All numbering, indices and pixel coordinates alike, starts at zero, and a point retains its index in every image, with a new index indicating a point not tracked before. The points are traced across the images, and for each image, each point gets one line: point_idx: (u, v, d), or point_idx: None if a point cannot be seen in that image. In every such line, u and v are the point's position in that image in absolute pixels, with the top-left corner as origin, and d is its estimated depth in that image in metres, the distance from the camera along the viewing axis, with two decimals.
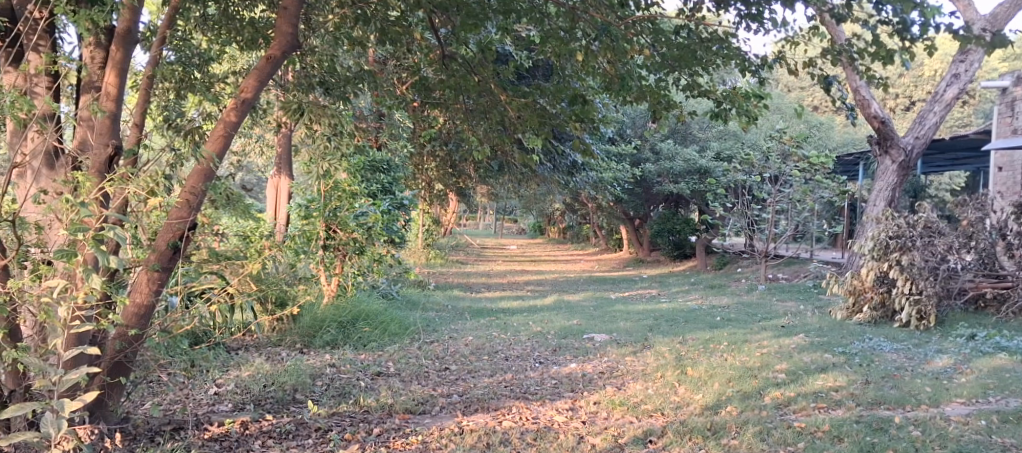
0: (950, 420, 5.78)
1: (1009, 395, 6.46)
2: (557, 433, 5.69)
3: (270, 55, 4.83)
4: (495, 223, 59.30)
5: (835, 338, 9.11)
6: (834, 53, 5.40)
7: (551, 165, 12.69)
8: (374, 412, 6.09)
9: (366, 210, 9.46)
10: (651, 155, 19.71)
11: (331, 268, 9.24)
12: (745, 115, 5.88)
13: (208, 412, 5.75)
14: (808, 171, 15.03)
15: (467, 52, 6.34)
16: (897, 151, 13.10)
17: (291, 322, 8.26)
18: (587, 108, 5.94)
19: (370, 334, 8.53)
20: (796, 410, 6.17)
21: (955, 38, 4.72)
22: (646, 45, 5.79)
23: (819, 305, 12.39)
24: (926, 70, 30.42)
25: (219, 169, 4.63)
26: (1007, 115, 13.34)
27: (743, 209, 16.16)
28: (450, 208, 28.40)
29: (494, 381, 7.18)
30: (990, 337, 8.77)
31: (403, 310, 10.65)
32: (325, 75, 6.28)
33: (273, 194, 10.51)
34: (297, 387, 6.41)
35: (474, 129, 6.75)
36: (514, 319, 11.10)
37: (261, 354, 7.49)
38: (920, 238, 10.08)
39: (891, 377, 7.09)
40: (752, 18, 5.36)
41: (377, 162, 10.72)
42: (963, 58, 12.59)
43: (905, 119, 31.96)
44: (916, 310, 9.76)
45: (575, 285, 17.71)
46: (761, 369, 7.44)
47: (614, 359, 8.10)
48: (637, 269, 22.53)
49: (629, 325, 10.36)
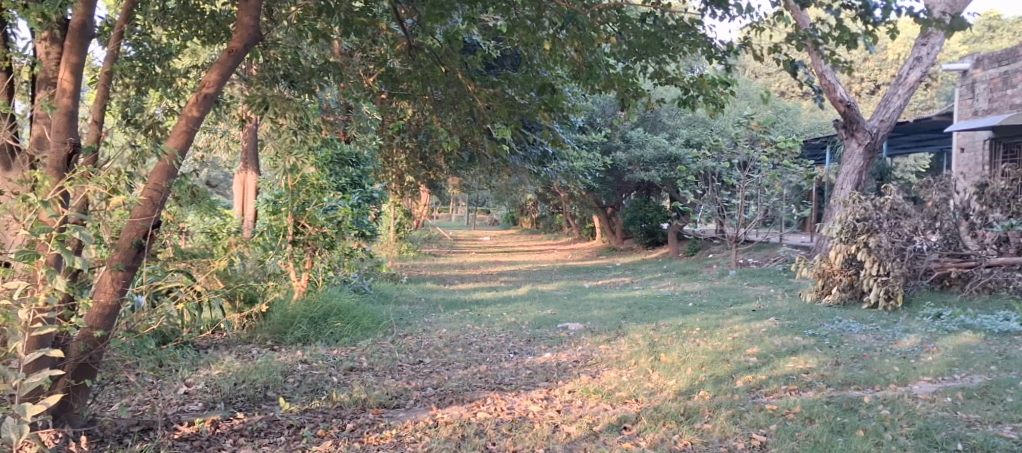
0: (917, 398, 5.87)
1: (974, 371, 6.60)
2: (532, 423, 5.70)
3: (232, 49, 4.80)
4: (469, 215, 59.27)
5: (804, 320, 9.21)
6: (798, 39, 5.51)
7: (523, 155, 12.66)
8: (347, 407, 6.06)
9: (335, 204, 9.33)
10: (622, 143, 19.74)
11: (301, 264, 9.10)
12: (712, 102, 5.97)
13: (178, 412, 5.68)
14: (776, 156, 15.21)
15: (434, 42, 6.31)
16: (863, 134, 13.24)
17: (261, 319, 8.16)
18: (556, 97, 5.95)
19: (342, 329, 8.44)
20: (768, 392, 6.24)
21: (916, 21, 4.82)
22: (613, 34, 5.82)
23: (789, 289, 12.53)
24: (891, 54, 30.83)
25: (182, 165, 4.57)
26: (968, 97, 13.32)
27: (713, 195, 16.30)
28: (422, 201, 28.29)
29: (469, 373, 7.16)
30: (955, 315, 8.93)
31: (375, 304, 10.56)
32: (289, 68, 6.24)
33: (240, 190, 10.40)
34: (269, 384, 6.37)
35: (443, 121, 6.71)
36: (488, 310, 11.06)
37: (231, 352, 7.40)
38: (887, 220, 10.25)
39: (860, 357, 7.19)
40: (717, 3, 5.50)
41: (345, 156, 10.45)
42: (924, 42, 12.65)
43: (870, 102, 32.46)
44: (884, 290, 9.90)
45: (548, 274, 17.70)
46: (732, 353, 7.50)
47: (589, 348, 8.11)
48: (610, 258, 22.68)
49: (603, 313, 10.41)
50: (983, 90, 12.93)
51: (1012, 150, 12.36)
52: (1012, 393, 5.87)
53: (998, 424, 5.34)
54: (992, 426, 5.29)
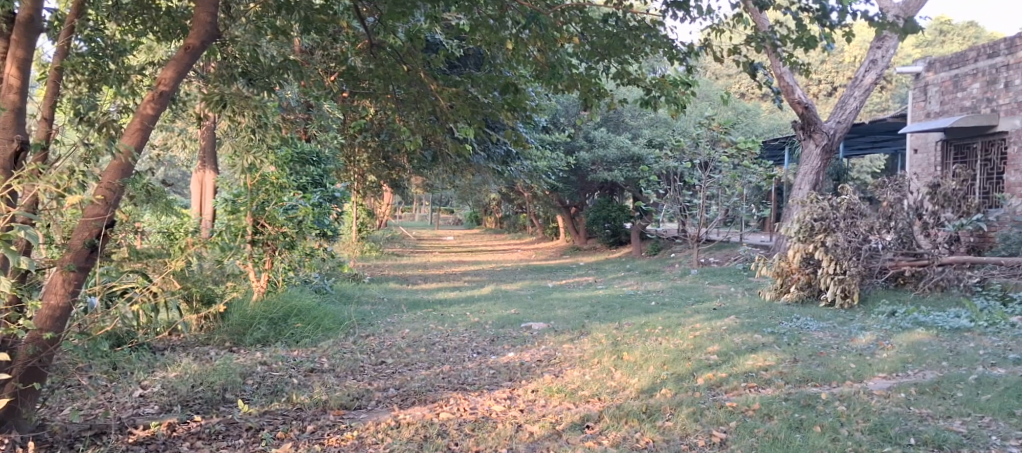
0: (872, 394, 5.98)
1: (926, 367, 6.74)
2: (495, 423, 5.69)
3: (188, 45, 4.74)
4: (432, 215, 59.10)
5: (764, 318, 9.34)
6: (758, 40, 5.55)
7: (486, 154, 12.38)
8: (308, 409, 5.99)
9: (296, 203, 9.22)
10: (585, 143, 19.82)
11: (260, 264, 8.99)
12: (673, 103, 6.01)
13: (132, 415, 5.58)
14: (736, 157, 15.40)
15: (395, 41, 6.27)
16: (820, 135, 13.44)
17: (219, 320, 8.04)
18: (519, 96, 5.92)
19: (303, 330, 8.35)
20: (728, 390, 6.31)
21: (871, 24, 5.00)
22: (575, 34, 5.88)
23: (749, 288, 12.68)
24: (847, 56, 31.42)
25: (138, 163, 4.50)
26: (921, 99, 13.58)
27: (675, 195, 16.45)
28: (385, 201, 28.12)
29: (432, 373, 7.13)
30: (909, 313, 9.13)
31: (336, 305, 10.45)
32: (248, 65, 6.19)
33: (198, 190, 10.25)
34: (227, 386, 6.28)
35: (405, 120, 6.66)
36: (451, 310, 11.02)
37: (188, 354, 7.27)
38: (842, 220, 10.45)
39: (817, 355, 7.30)
40: (678, 6, 5.69)
41: (305, 154, 10.15)
42: (879, 45, 12.91)
43: (828, 104, 33.03)
44: (841, 288, 10.07)
45: (512, 274, 17.72)
46: (693, 351, 7.58)
47: (552, 347, 8.12)
48: (573, 257, 22.78)
49: (566, 313, 10.44)
50: (935, 92, 13.20)
51: (963, 151, 12.66)
52: (962, 388, 6.02)
53: (949, 418, 5.46)
54: (943, 421, 5.41)
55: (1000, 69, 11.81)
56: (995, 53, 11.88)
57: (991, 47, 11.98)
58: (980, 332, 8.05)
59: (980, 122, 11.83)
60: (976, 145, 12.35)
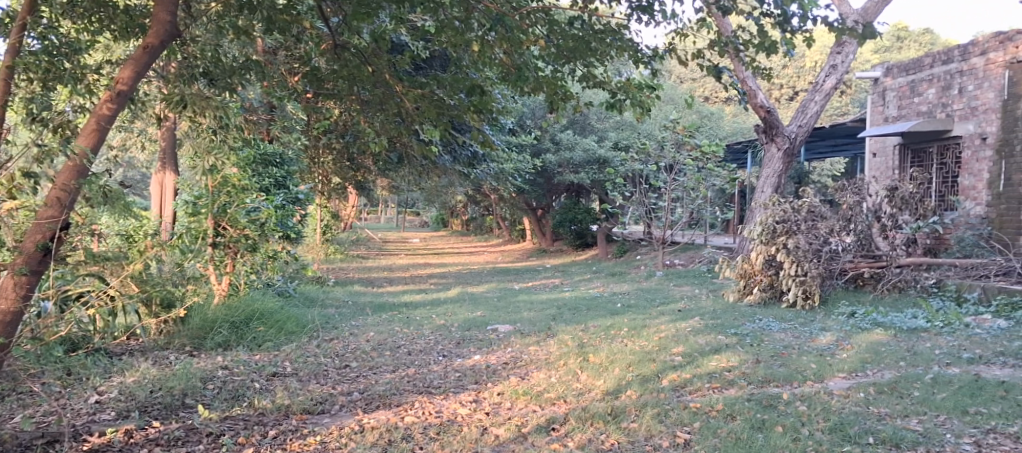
0: (832, 394, 6.07)
1: (885, 367, 6.86)
2: (460, 426, 5.68)
3: (147, 45, 4.69)
4: (399, 217, 58.83)
5: (727, 320, 9.44)
6: (721, 45, 5.64)
7: (452, 156, 12.40)
8: (270, 414, 5.92)
9: (259, 205, 9.10)
10: (551, 145, 19.86)
11: (222, 267, 8.85)
12: (639, 106, 6.07)
13: (88, 422, 5.46)
14: (701, 160, 15.54)
15: (360, 42, 6.23)
16: (782, 138, 13.63)
17: (179, 324, 7.89)
18: (484, 98, 5.92)
19: (265, 333, 8.24)
20: (692, 391, 6.36)
21: (831, 29, 5.08)
22: (541, 36, 5.89)
23: (713, 289, 12.83)
24: (808, 61, 31.91)
25: (96, 165, 4.41)
26: (879, 104, 13.84)
27: (641, 198, 16.57)
28: (350, 203, 27.92)
29: (396, 376, 7.09)
30: (868, 314, 9.30)
31: (300, 308, 10.34)
32: (209, 65, 6.05)
33: (158, 191, 10.09)
34: (187, 391, 6.18)
35: (370, 121, 6.63)
36: (417, 313, 10.98)
37: (147, 359, 7.14)
38: (804, 222, 10.62)
39: (779, 355, 7.40)
40: (643, 10, 5.74)
41: (268, 156, 10.06)
42: (839, 50, 13.16)
43: (789, 108, 33.50)
44: (802, 289, 10.21)
45: (478, 276, 17.69)
46: (658, 352, 7.63)
47: (518, 350, 8.12)
48: (540, 259, 22.83)
49: (533, 315, 10.45)
50: (893, 97, 13.47)
51: (919, 155, 12.93)
52: (918, 387, 6.13)
53: (906, 417, 5.56)
54: (901, 420, 5.51)
55: (954, 75, 12.08)
56: (950, 59, 12.16)
57: (946, 53, 12.25)
58: (936, 333, 8.22)
59: (935, 127, 12.14)
60: (932, 149, 12.62)
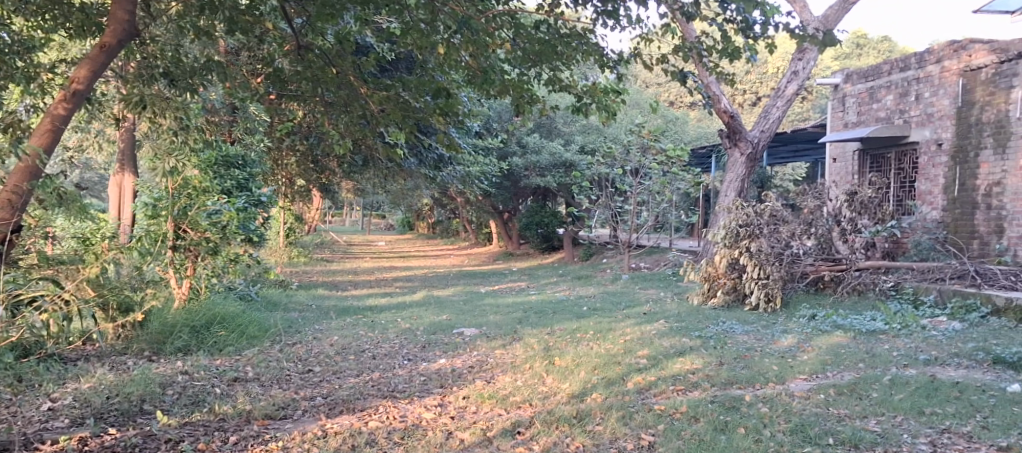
0: (793, 396, 6.14)
1: (845, 369, 6.96)
2: (425, 430, 5.64)
3: (105, 44, 4.70)
4: (364, 220, 58.48)
5: (692, 323, 9.52)
6: (685, 50, 5.68)
7: (418, 159, 12.34)
8: (231, 419, 5.83)
9: (220, 207, 8.80)
10: (518, 149, 19.87)
11: (182, 271, 8.68)
12: (605, 110, 6.11)
13: (39, 431, 5.33)
14: (666, 164, 15.66)
15: (325, 43, 6.18)
16: (745, 143, 13.78)
17: (138, 328, 7.74)
18: (451, 101, 5.89)
19: (226, 338, 8.11)
20: (657, 393, 6.39)
21: (793, 36, 5.16)
22: (507, 39, 5.85)
23: (677, 293, 12.92)
24: (770, 68, 32.37)
25: (49, 166, 4.43)
26: (839, 110, 14.06)
27: (606, 201, 16.65)
28: (314, 206, 27.67)
29: (361, 381, 7.02)
30: (828, 316, 9.44)
31: (262, 312, 10.20)
32: (170, 65, 5.91)
33: (116, 193, 9.91)
34: (145, 397, 6.07)
35: (335, 123, 6.55)
36: (381, 316, 10.90)
37: (103, 364, 7.00)
38: (766, 226, 10.75)
39: (742, 357, 7.47)
40: (608, 15, 5.78)
41: (230, 158, 9.92)
42: (800, 57, 13.35)
43: (752, 113, 33.94)
44: (764, 292, 10.33)
45: (444, 280, 17.63)
46: (623, 355, 7.66)
47: (483, 353, 8.10)
48: (507, 262, 22.83)
49: (499, 318, 10.43)
50: (853, 103, 13.70)
51: (878, 160, 13.15)
52: (877, 388, 6.23)
53: (865, 418, 5.65)
54: (859, 421, 5.60)
55: (911, 82, 12.32)
56: (907, 66, 12.41)
57: (903, 60, 12.50)
58: (894, 335, 8.36)
59: (893, 133, 12.35)
60: (890, 155, 12.83)
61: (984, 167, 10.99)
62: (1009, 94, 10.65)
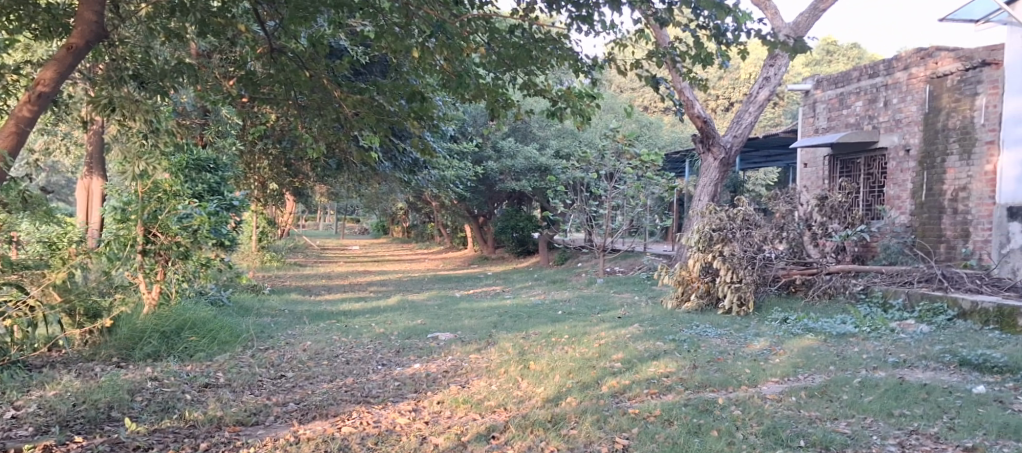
0: (765, 399, 6.19)
1: (815, 371, 7.04)
2: (399, 436, 5.61)
3: (71, 45, 4.68)
4: (339, 224, 58.15)
5: (665, 326, 9.56)
6: (659, 56, 5.72)
7: (392, 163, 12.29)
8: (201, 426, 5.76)
9: (191, 211, 8.65)
10: (493, 153, 19.87)
11: (151, 275, 8.58)
12: (579, 114, 6.14)
13: (3, 439, 5.23)
14: (640, 168, 15.75)
15: (298, 46, 6.15)
16: (718, 148, 13.89)
17: (106, 334, 7.64)
18: (425, 105, 5.87)
19: (197, 344, 8.00)
20: (631, 397, 6.41)
21: (764, 43, 5.21)
22: (482, 44, 5.87)
23: (652, 296, 12.97)
24: (742, 73, 32.70)
25: (13, 169, 4.45)
26: (810, 116, 14.23)
27: (581, 205, 16.70)
28: (287, 209, 27.46)
29: (334, 386, 6.97)
30: (800, 320, 9.54)
31: (234, 317, 10.10)
32: (139, 68, 5.90)
33: (83, 197, 9.79)
34: (113, 404, 5.97)
35: (308, 126, 6.50)
36: (355, 321, 10.82)
37: (70, 371, 6.88)
38: (739, 230, 10.84)
39: (715, 361, 7.52)
40: (583, 20, 5.80)
41: (201, 161, 9.81)
42: (772, 63, 13.49)
43: (725, 118, 34.23)
44: (737, 296, 10.42)
45: (419, 284, 17.57)
46: (598, 359, 7.68)
47: (458, 358, 8.08)
48: (482, 266, 22.81)
49: (473, 323, 10.41)
50: (823, 109, 13.87)
51: (848, 166, 13.31)
52: (847, 390, 6.30)
53: (835, 420, 5.71)
54: (830, 423, 5.66)
55: (879, 89, 12.50)
56: (875, 73, 12.59)
57: (872, 67, 12.67)
58: (864, 338, 8.47)
59: (862, 138, 12.52)
60: (860, 160, 13.01)
61: (950, 172, 11.16)
62: (974, 101, 10.83)
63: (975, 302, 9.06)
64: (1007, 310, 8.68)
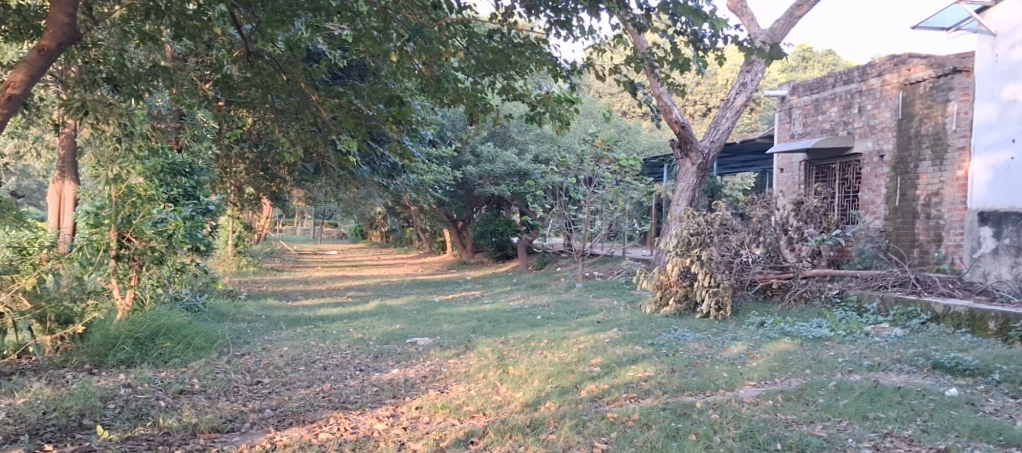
0: (743, 402, 6.22)
1: (792, 375, 7.09)
2: (377, 441, 5.58)
3: (43, 48, 4.64)
4: (317, 229, 57.83)
5: (644, 330, 9.59)
6: (637, 61, 5.74)
7: (371, 167, 12.23)
8: (176, 433, 5.69)
9: (166, 216, 8.66)
10: (472, 158, 19.86)
11: (126, 281, 8.41)
12: (558, 119, 6.15)
13: None
14: (619, 173, 15.80)
15: (275, 50, 6.11)
16: (696, 153, 13.96)
17: (78, 341, 7.54)
18: (404, 109, 5.85)
19: (172, 349, 7.91)
20: (610, 401, 6.42)
21: (741, 49, 5.26)
22: (460, 48, 5.85)
23: (631, 301, 13.01)
24: (719, 79, 32.94)
25: None
26: (786, 121, 14.36)
27: (560, 210, 16.72)
28: (264, 214, 27.26)
29: (311, 392, 6.91)
30: (776, 323, 9.60)
31: (210, 323, 9.99)
32: (113, 71, 5.79)
33: (56, 201, 9.66)
34: (85, 412, 5.89)
35: (286, 130, 6.45)
36: (333, 326, 10.75)
37: (41, 378, 6.78)
38: (716, 235, 10.91)
39: (693, 364, 7.56)
40: (561, 25, 5.82)
41: (177, 165, 9.72)
42: (749, 69, 13.60)
43: (702, 123, 34.45)
44: (714, 300, 10.48)
45: (398, 289, 17.50)
46: (577, 364, 7.68)
47: (437, 363, 8.05)
48: (461, 271, 22.77)
49: (452, 327, 10.38)
50: (799, 115, 14.00)
51: (824, 171, 13.43)
52: (823, 394, 6.35)
53: (811, 423, 5.75)
54: (806, 426, 5.70)
55: (854, 95, 12.64)
56: (850, 79, 12.74)
57: (846, 74, 12.82)
58: (839, 341, 8.54)
59: (837, 144, 12.65)
60: (835, 165, 13.14)
61: (923, 177, 11.30)
62: (946, 107, 10.98)
63: (948, 306, 9.17)
64: (978, 313, 8.79)
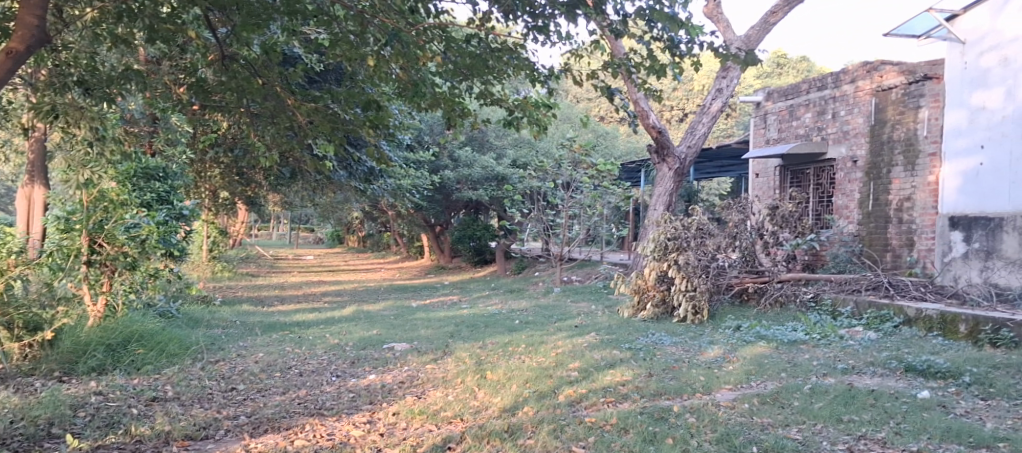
0: (719, 406, 6.25)
1: (767, 379, 7.13)
2: (353, 448, 5.54)
3: (11, 50, 4.56)
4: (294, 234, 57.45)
5: (622, 335, 9.61)
6: (614, 66, 5.76)
7: (348, 172, 12.16)
8: (148, 441, 5.61)
9: (139, 221, 8.52)
10: (450, 162, 19.82)
11: (98, 286, 8.31)
12: (535, 124, 6.16)
13: None
14: (596, 178, 15.84)
15: (250, 53, 6.06)
16: (672, 158, 14.05)
17: (47, 348, 7.42)
18: (381, 114, 5.82)
19: (145, 356, 7.82)
20: (588, 406, 6.42)
21: (717, 55, 5.30)
22: (438, 53, 5.82)
23: (608, 306, 13.03)
24: (696, 85, 33.15)
25: None
26: (761, 127, 14.48)
27: (538, 215, 16.73)
28: (240, 219, 27.04)
29: (286, 399, 6.85)
30: (752, 327, 9.66)
31: (184, 329, 9.87)
32: (85, 74, 5.71)
33: (25, 206, 9.49)
34: (54, 421, 5.80)
35: (261, 134, 6.40)
36: (309, 332, 10.67)
37: (9, 386, 6.66)
38: (694, 239, 10.97)
39: (670, 368, 7.58)
40: (539, 30, 5.83)
41: (151, 170, 9.61)
42: (724, 75, 13.71)
43: (679, 129, 34.65)
44: (691, 304, 10.54)
45: (375, 294, 17.42)
46: (555, 368, 7.68)
47: (414, 368, 8.01)
48: (439, 276, 22.72)
49: (429, 333, 10.34)
50: (774, 120, 14.13)
51: (799, 176, 13.56)
52: (798, 397, 6.40)
53: (786, 426, 5.78)
54: (782, 429, 5.73)
55: (828, 101, 12.78)
56: (824, 85, 12.87)
57: (820, 80, 12.95)
58: (814, 345, 8.61)
59: (812, 149, 12.78)
60: (809, 171, 13.27)
61: (895, 183, 11.44)
62: (917, 113, 11.12)
63: (920, 309, 9.27)
64: (949, 316, 8.90)
